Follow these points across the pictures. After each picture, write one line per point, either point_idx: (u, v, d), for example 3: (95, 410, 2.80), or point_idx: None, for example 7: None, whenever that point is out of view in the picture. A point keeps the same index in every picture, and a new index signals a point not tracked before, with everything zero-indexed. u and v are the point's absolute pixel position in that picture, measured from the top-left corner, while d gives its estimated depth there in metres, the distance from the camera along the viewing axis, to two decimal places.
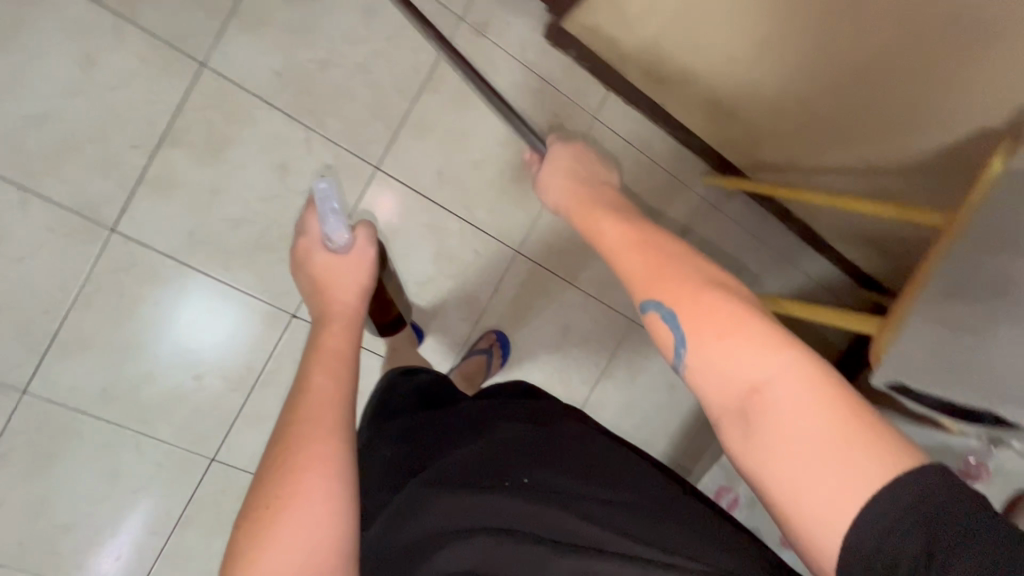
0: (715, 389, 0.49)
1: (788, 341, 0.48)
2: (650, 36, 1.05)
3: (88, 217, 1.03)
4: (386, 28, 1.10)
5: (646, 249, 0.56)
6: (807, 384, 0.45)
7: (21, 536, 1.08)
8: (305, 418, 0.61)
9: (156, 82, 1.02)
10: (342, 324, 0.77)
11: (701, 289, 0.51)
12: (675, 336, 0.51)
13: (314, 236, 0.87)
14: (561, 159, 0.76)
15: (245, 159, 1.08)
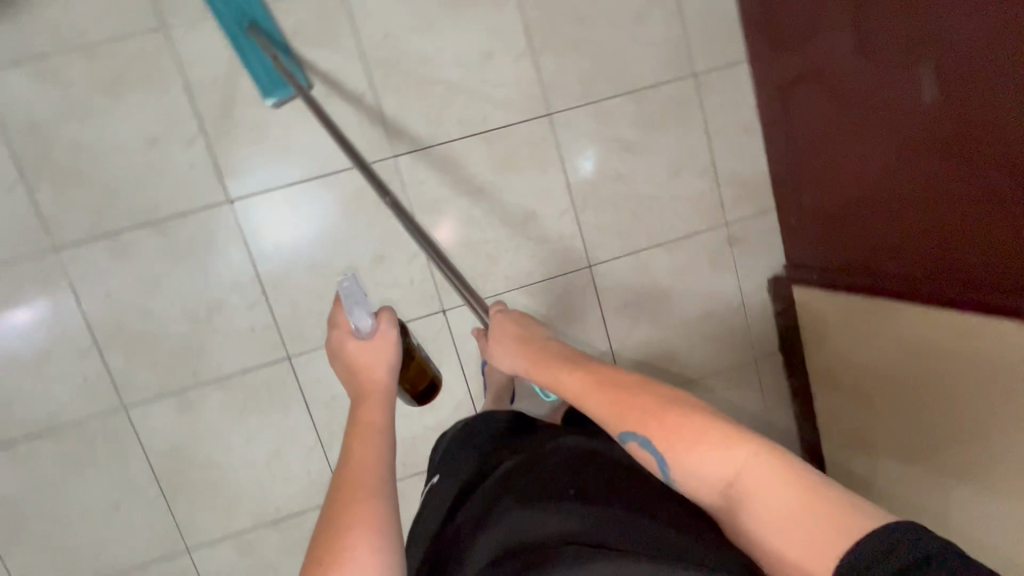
0: (700, 484, 0.58)
1: (733, 440, 0.56)
2: (822, 314, 1.27)
3: (388, 136, 1.18)
4: (677, 190, 1.30)
5: (605, 391, 0.64)
6: (760, 472, 0.54)
7: (116, 292, 1.14)
8: (351, 483, 0.64)
9: (513, 100, 1.21)
10: (376, 401, 0.73)
11: (661, 415, 0.60)
12: (654, 461, 0.60)
13: (345, 326, 0.78)
14: (503, 326, 0.80)
15: (516, 189, 1.24)
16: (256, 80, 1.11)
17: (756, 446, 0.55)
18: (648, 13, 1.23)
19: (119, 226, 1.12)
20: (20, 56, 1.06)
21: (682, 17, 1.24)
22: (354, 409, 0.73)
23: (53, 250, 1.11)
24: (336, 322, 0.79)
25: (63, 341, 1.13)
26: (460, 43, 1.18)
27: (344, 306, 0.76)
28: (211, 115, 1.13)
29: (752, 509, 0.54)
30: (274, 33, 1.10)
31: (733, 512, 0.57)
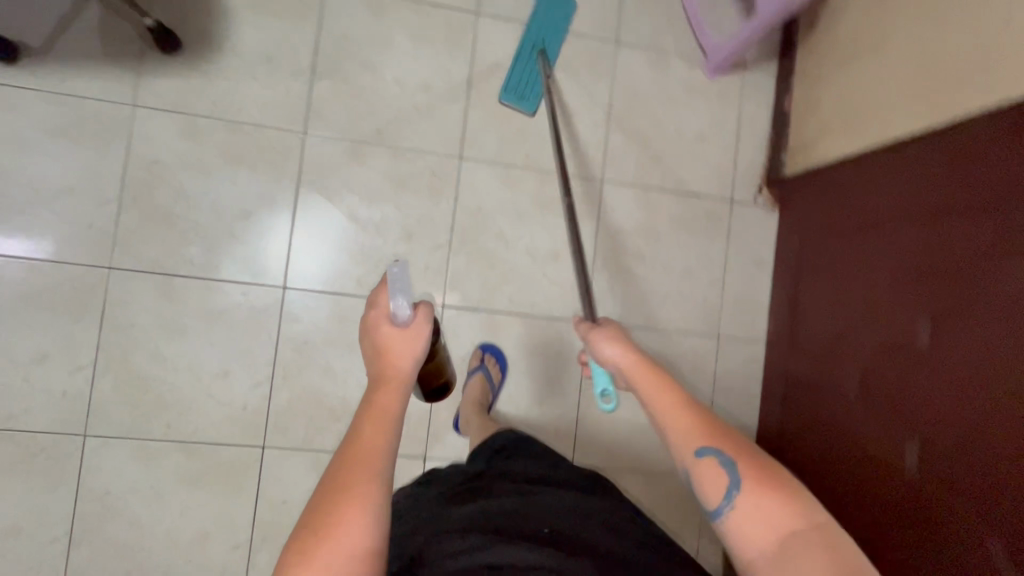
0: (748, 528, 0.59)
1: (806, 505, 0.59)
2: None
3: (444, 288, 1.28)
4: None
5: (695, 412, 0.66)
6: (823, 540, 0.57)
7: (140, 325, 1.17)
8: (357, 464, 0.60)
9: (562, 299, 1.33)
10: (394, 389, 0.66)
11: (752, 454, 0.62)
12: (726, 483, 0.61)
13: (383, 309, 0.69)
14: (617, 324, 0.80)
15: (534, 374, 1.32)
16: (509, 79, 1.30)
17: (824, 520, 0.58)
18: (699, 273, 1.40)
19: (177, 271, 1.18)
20: (171, 106, 1.19)
21: (724, 286, 1.41)
22: (368, 393, 0.65)
23: (105, 268, 1.16)
24: (374, 299, 0.70)
25: (65, 352, 1.14)
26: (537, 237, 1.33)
27: (389, 289, 0.67)
28: (304, 211, 1.23)
29: (805, 567, 0.55)
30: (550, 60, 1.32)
31: (777, 564, 0.56)
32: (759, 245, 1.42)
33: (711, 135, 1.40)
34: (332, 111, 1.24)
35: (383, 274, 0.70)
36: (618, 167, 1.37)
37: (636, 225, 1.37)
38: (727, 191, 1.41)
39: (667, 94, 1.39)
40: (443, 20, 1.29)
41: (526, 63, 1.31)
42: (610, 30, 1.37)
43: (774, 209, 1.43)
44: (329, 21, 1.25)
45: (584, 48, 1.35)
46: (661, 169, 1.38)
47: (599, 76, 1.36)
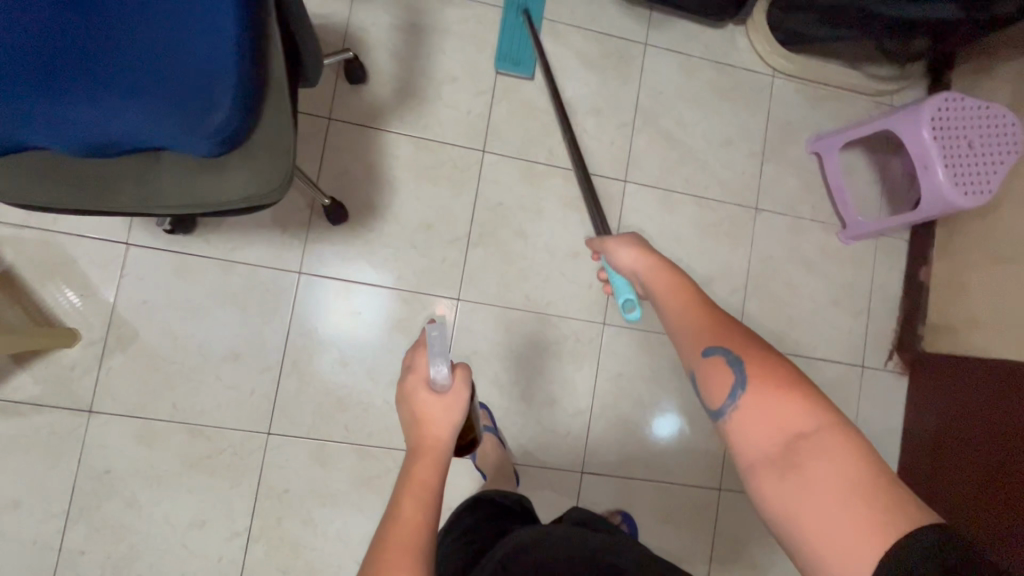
0: (756, 429, 0.59)
1: (818, 402, 0.57)
2: None
3: (582, 453, 1.30)
4: None
5: (707, 313, 0.68)
6: (834, 439, 0.55)
7: (293, 488, 1.18)
8: (395, 544, 0.57)
9: (698, 464, 1.34)
10: (432, 459, 0.65)
11: (761, 352, 0.62)
12: (731, 381, 0.61)
13: (421, 373, 0.68)
14: (629, 238, 0.82)
15: (669, 541, 1.31)
16: (500, 47, 1.28)
17: (836, 418, 0.56)
18: None
19: (331, 437, 1.20)
20: (336, 273, 1.22)
21: None
22: (405, 465, 0.64)
23: (264, 434, 1.18)
24: (411, 365, 0.69)
25: (222, 517, 1.15)
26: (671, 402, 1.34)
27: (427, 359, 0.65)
28: None
29: (810, 468, 0.54)
30: (536, 22, 1.30)
31: (785, 465, 0.56)
32: (888, 412, 1.41)
33: (843, 300, 1.41)
34: (484, 277, 1.27)
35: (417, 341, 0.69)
36: (753, 332, 1.38)
37: None
38: (858, 356, 1.41)
39: (801, 259, 1.40)
40: (592, 189, 1.32)
41: (511, 28, 1.28)
42: (750, 197, 1.39)
43: (904, 374, 1.42)
44: (486, 190, 1.28)
45: (725, 213, 1.37)
46: (793, 335, 1.39)
47: (738, 242, 1.38)
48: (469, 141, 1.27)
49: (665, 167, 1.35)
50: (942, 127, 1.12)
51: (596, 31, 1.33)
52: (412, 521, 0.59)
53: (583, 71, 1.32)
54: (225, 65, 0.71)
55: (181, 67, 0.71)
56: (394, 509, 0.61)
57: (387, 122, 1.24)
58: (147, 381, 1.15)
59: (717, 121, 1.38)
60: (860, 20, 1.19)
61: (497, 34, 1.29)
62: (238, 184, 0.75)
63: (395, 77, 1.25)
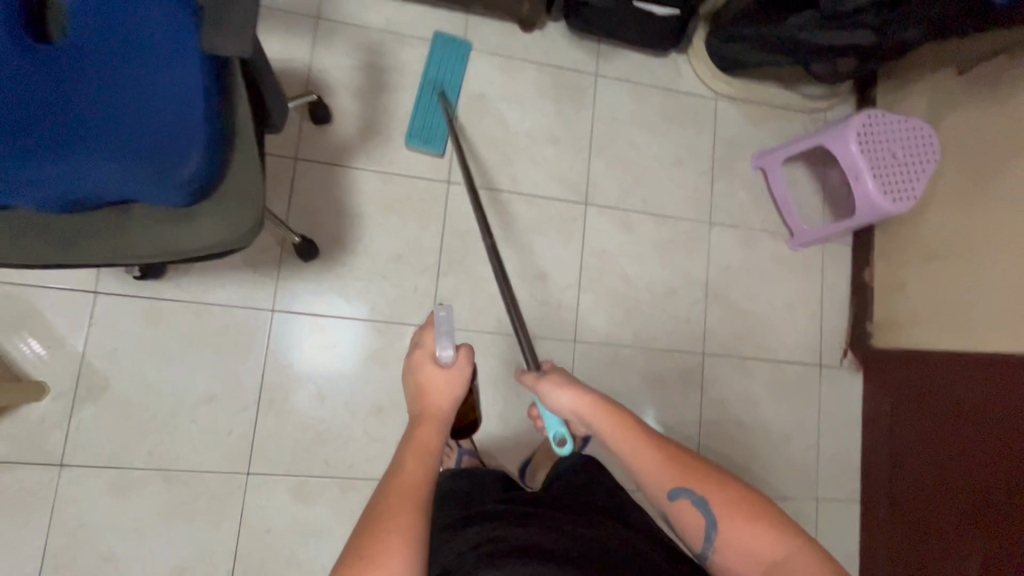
0: (734, 563, 0.66)
1: (776, 528, 0.65)
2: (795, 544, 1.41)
3: None
4: None
5: (661, 454, 0.73)
6: (801, 559, 0.63)
7: (276, 528, 1.17)
8: (399, 489, 0.64)
9: None
10: (434, 424, 0.73)
11: (718, 488, 0.69)
12: (702, 526, 0.68)
13: (429, 350, 0.77)
14: (556, 376, 0.84)
15: None
16: (411, 124, 1.30)
17: (797, 539, 0.64)
18: (796, 436, 1.45)
19: (313, 472, 1.20)
20: (310, 309, 1.24)
21: (820, 448, 1.46)
22: (410, 430, 0.73)
23: (244, 475, 1.17)
24: (419, 342, 0.79)
25: (203, 563, 1.14)
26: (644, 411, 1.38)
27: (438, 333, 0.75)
28: None
29: None
30: (451, 102, 1.33)
31: None
32: (848, 407, 1.49)
33: (798, 304, 1.50)
34: (455, 304, 1.31)
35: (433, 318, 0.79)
36: (716, 340, 1.44)
37: (736, 393, 1.43)
38: (816, 356, 1.49)
39: (755, 268, 1.49)
40: (555, 212, 1.38)
41: (425, 105, 1.31)
42: (704, 212, 1.47)
43: (859, 371, 1.50)
44: (453, 220, 1.32)
45: (682, 229, 1.45)
46: (754, 340, 1.46)
47: (695, 255, 1.46)
48: (434, 174, 1.32)
49: (623, 189, 1.43)
50: (868, 141, 1.22)
51: (549, 64, 1.41)
52: (415, 476, 0.66)
53: (539, 102, 1.40)
54: (205, 101, 0.75)
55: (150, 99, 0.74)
56: (397, 464, 0.68)
57: (353, 160, 1.28)
58: (121, 430, 1.14)
59: (667, 144, 1.47)
60: (789, 50, 1.31)
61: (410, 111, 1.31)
62: (211, 229, 0.78)
63: (359, 116, 1.29)
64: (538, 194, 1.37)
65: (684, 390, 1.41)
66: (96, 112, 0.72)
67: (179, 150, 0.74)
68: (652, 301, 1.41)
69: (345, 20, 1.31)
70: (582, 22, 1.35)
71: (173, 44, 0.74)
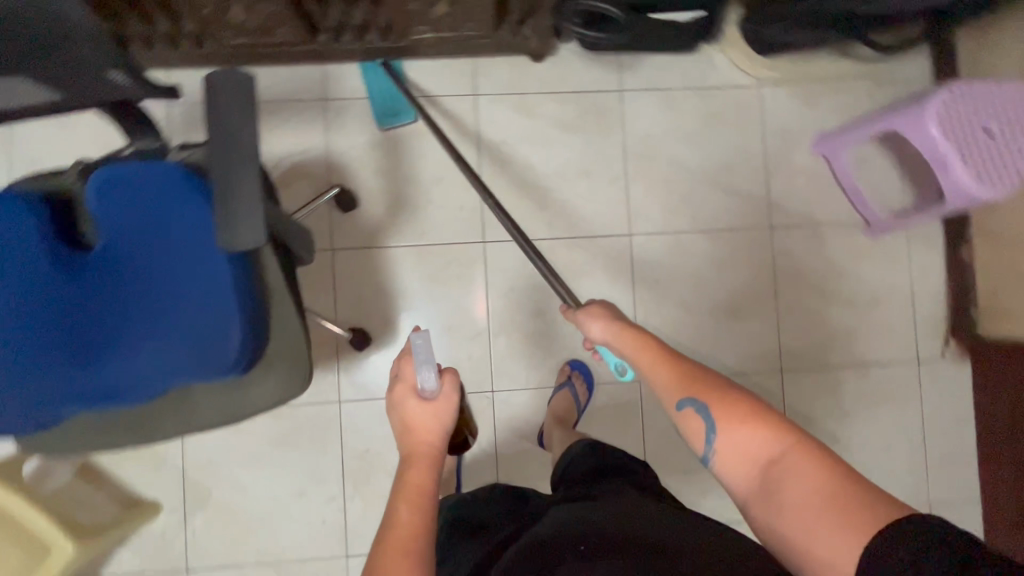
0: (737, 465, 0.61)
1: (779, 424, 0.60)
2: None
3: None
4: None
5: (671, 366, 0.70)
6: (803, 454, 0.57)
7: None
8: (393, 546, 0.60)
9: None
10: (425, 465, 0.70)
11: (723, 392, 0.64)
12: (703, 428, 0.64)
13: (409, 383, 0.74)
14: (594, 306, 0.83)
15: None
16: (375, 107, 1.26)
17: (800, 436, 0.58)
18: (899, 441, 1.33)
19: None
20: (370, 394, 1.27)
21: (927, 451, 1.34)
22: (401, 472, 0.69)
23: (343, 558, 1.25)
24: (400, 373, 0.76)
25: None
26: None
27: (414, 366, 0.73)
28: (506, 469, 1.28)
29: (786, 488, 0.56)
30: (399, 67, 1.27)
31: (767, 489, 0.58)
32: (957, 402, 1.35)
33: (884, 297, 1.35)
34: (512, 363, 1.29)
35: (405, 349, 0.77)
36: (794, 354, 1.34)
37: (825, 407, 1.33)
38: (912, 352, 1.35)
39: (829, 266, 1.35)
40: (599, 250, 1.31)
41: (378, 81, 1.26)
42: (763, 217, 1.34)
43: (966, 362, 1.35)
44: (496, 279, 1.29)
45: (740, 240, 1.34)
46: (837, 345, 1.34)
47: (759, 266, 1.34)
48: (468, 236, 1.29)
49: (667, 210, 1.33)
50: (951, 123, 1.05)
51: (568, 92, 1.31)
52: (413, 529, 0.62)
53: (563, 137, 1.31)
54: (219, 281, 0.76)
55: (177, 268, 0.76)
56: (392, 515, 0.65)
57: (386, 239, 1.27)
58: (229, 533, 1.23)
59: (711, 150, 1.34)
60: (835, 24, 1.13)
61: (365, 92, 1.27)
62: (262, 391, 0.80)
63: (384, 192, 1.27)
64: (577, 234, 1.31)
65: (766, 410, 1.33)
66: (127, 316, 0.76)
67: (222, 317, 0.76)
68: (718, 323, 1.33)
69: (352, 96, 1.27)
70: (592, 44, 1.23)
71: (174, 234, 0.75)
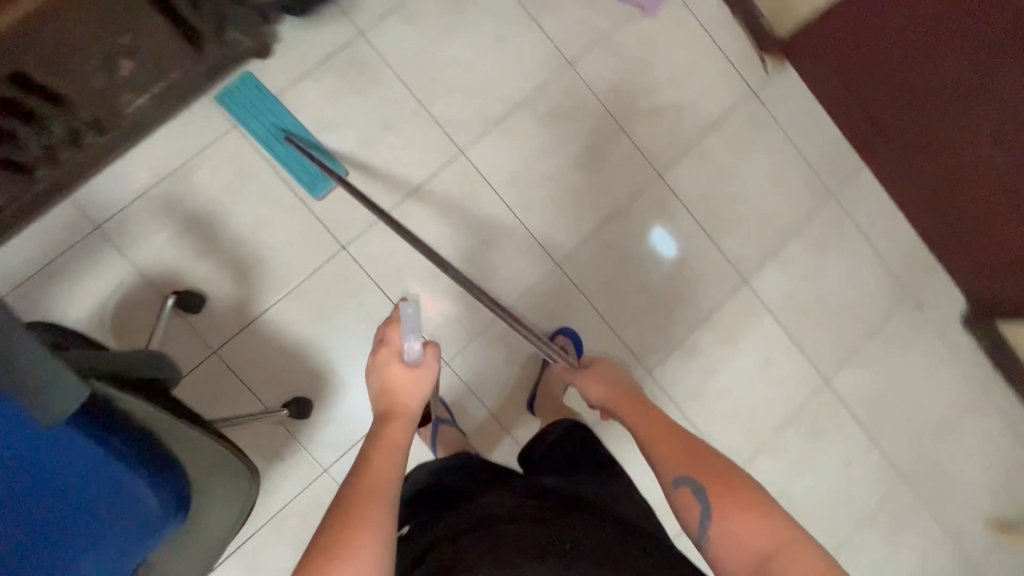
0: (726, 548, 0.64)
1: (776, 521, 0.63)
2: (824, 233, 1.45)
3: (637, 359, 1.36)
4: (863, 280, 1.46)
5: (683, 446, 0.75)
6: (796, 555, 0.60)
7: None
8: (366, 492, 0.63)
9: (713, 281, 1.40)
10: (402, 424, 0.73)
11: (727, 484, 0.68)
12: (698, 510, 0.68)
13: (394, 348, 0.77)
14: (604, 369, 1.00)
15: (744, 350, 1.40)
16: (298, 178, 1.20)
17: (794, 534, 0.62)
18: (779, 164, 1.44)
19: None
20: (348, 444, 1.22)
21: (803, 156, 1.45)
22: (380, 427, 0.72)
23: None
24: (386, 339, 0.78)
25: None
26: (670, 255, 1.38)
27: (403, 335, 0.75)
28: (504, 415, 1.29)
29: None
30: (302, 135, 1.22)
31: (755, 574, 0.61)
32: (800, 103, 1.46)
33: (695, 59, 1.41)
34: (447, 327, 1.27)
35: (392, 321, 0.79)
36: (660, 152, 1.39)
37: (709, 179, 1.41)
38: (744, 88, 1.43)
39: (638, 63, 1.38)
40: (447, 184, 1.28)
41: (288, 155, 1.20)
42: (559, 58, 1.35)
43: (785, 64, 1.46)
44: (378, 270, 1.24)
45: (554, 93, 1.34)
46: (686, 122, 1.40)
47: (585, 102, 1.36)
48: (327, 249, 1.22)
49: (477, 109, 1.30)
50: None
51: (317, 64, 1.24)
52: (385, 476, 0.65)
53: (343, 106, 1.24)
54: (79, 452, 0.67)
55: (22, 454, 0.67)
56: (363, 464, 0.67)
57: (257, 306, 1.19)
58: None
59: (477, 33, 1.31)
60: None
61: (280, 171, 1.20)
62: (222, 509, 0.76)
63: (222, 270, 1.18)
64: (418, 184, 1.27)
65: (669, 213, 1.39)
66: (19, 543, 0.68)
67: (109, 477, 0.68)
68: (584, 173, 1.35)
69: (121, 204, 1.15)
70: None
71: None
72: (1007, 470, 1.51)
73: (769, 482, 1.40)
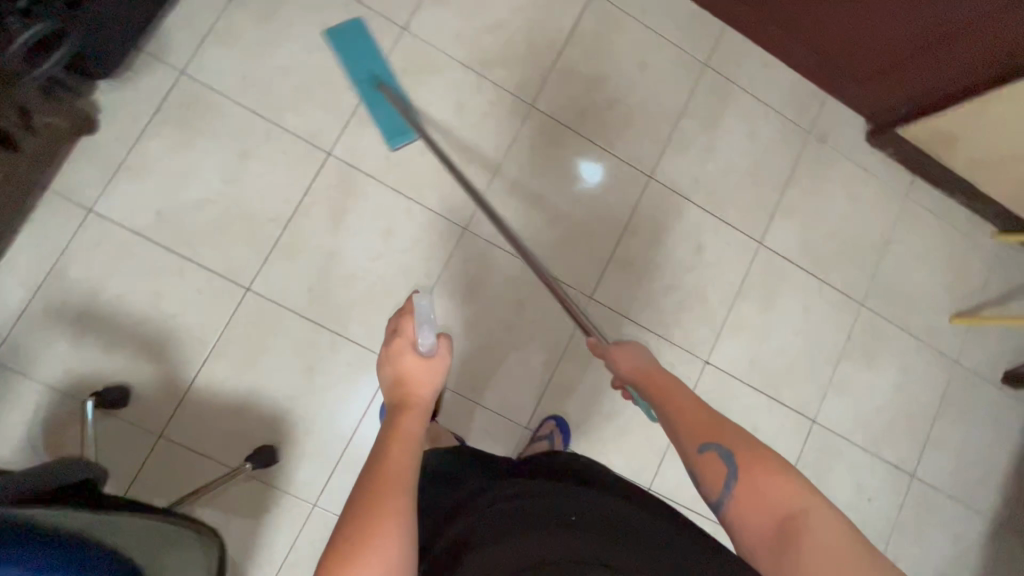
0: (750, 509, 0.65)
1: (803, 484, 0.65)
2: (710, 104, 1.45)
3: (576, 287, 1.36)
4: (762, 135, 1.47)
5: (706, 415, 0.76)
6: (824, 513, 0.62)
7: None
8: (383, 483, 0.57)
9: (620, 187, 1.39)
10: (418, 413, 0.66)
11: (755, 451, 0.69)
12: (726, 471, 0.68)
13: (410, 337, 0.71)
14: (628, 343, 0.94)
15: (673, 241, 1.41)
16: (380, 125, 1.25)
17: (819, 496, 0.64)
18: (643, 54, 1.42)
19: None
20: (328, 468, 1.20)
21: (664, 37, 1.43)
22: (393, 417, 0.65)
23: None
24: (398, 328, 0.72)
25: None
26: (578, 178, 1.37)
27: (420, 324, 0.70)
28: (468, 387, 1.28)
29: (805, 542, 0.60)
30: (396, 85, 1.27)
31: (781, 535, 0.62)
32: None
33: None
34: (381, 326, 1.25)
35: (408, 307, 0.72)
36: (525, 83, 1.36)
37: (582, 92, 1.39)
38: None
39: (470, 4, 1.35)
40: (327, 189, 1.24)
41: (373, 103, 1.25)
42: (391, 27, 1.30)
43: None
44: (292, 297, 1.21)
45: (398, 62, 1.30)
46: (539, 46, 1.37)
47: (433, 60, 1.32)
48: (232, 296, 1.19)
49: (328, 105, 1.26)
50: None
51: (149, 119, 1.18)
52: (398, 468, 0.58)
53: (193, 151, 1.19)
54: None
55: None
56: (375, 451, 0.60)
57: (185, 375, 1.16)
58: None
59: (299, 32, 1.26)
60: None
61: (370, 121, 1.26)
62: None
63: (135, 354, 1.15)
64: (298, 199, 1.23)
65: (555, 138, 1.37)
66: None
67: None
68: (458, 130, 1.32)
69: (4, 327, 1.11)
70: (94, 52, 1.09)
71: None
72: (953, 262, 1.56)
73: (740, 354, 1.42)
